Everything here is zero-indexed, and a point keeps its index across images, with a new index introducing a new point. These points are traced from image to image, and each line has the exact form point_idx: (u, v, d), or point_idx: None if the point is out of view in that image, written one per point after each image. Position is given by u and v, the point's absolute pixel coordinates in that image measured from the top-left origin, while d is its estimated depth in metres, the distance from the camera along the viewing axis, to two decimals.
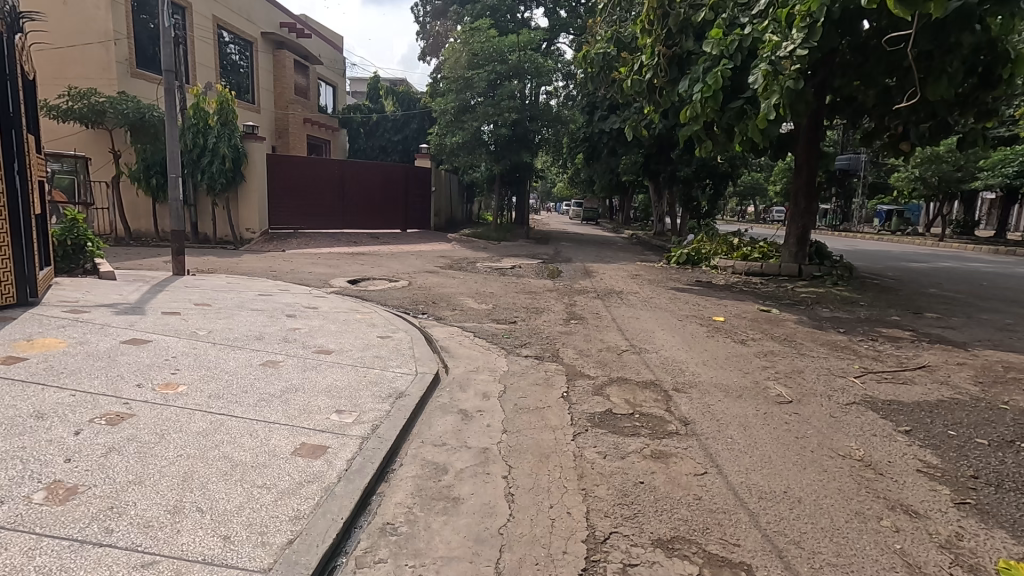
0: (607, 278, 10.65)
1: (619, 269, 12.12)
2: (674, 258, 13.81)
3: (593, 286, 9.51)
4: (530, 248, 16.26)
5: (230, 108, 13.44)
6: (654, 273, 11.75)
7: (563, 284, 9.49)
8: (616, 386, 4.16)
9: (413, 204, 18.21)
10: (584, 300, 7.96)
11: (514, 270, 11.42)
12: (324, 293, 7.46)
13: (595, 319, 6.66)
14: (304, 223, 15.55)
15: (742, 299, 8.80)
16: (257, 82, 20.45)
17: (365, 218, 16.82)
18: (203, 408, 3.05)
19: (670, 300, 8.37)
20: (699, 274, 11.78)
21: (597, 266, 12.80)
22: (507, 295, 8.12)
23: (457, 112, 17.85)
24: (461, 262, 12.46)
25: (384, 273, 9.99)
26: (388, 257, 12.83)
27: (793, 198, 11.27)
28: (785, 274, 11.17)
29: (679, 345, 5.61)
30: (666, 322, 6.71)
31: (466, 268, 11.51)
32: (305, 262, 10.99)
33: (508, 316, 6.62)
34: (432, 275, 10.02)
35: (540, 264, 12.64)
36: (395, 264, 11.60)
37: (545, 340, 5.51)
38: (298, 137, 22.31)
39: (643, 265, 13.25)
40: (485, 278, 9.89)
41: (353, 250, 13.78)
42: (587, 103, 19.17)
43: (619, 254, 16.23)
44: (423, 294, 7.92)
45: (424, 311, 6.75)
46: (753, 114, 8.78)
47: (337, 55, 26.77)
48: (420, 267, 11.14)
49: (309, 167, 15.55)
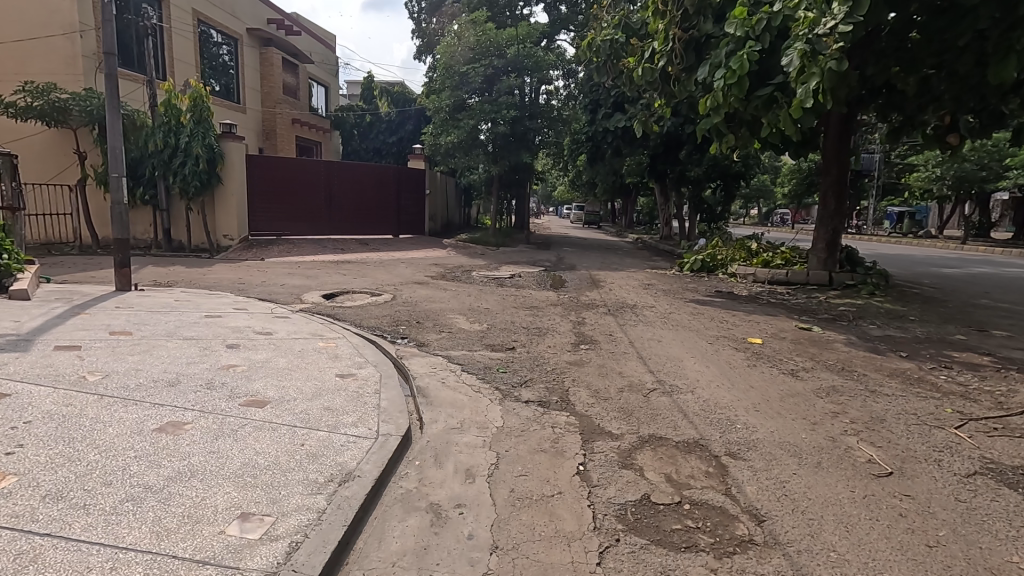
0: (617, 288, 9.57)
1: (629, 278, 11.02)
2: (687, 265, 12.69)
3: (602, 298, 8.42)
4: (531, 254, 15.20)
5: (204, 105, 12.35)
6: (668, 282, 10.67)
7: (569, 296, 8.42)
8: (648, 451, 3.07)
9: (406, 209, 17.07)
10: (594, 317, 6.88)
11: (512, 279, 10.34)
12: (291, 311, 6.39)
13: (609, 343, 5.57)
14: (287, 228, 14.48)
15: (774, 313, 7.71)
16: (242, 81, 19.43)
17: (354, 223, 15.70)
18: (18, 527, 1.94)
19: (692, 315, 7.28)
20: (718, 283, 10.68)
21: (604, 274, 11.70)
22: (504, 310, 7.03)
23: (452, 111, 16.79)
24: (455, 271, 11.39)
25: (366, 285, 8.92)
26: (376, 266, 11.76)
27: (821, 199, 10.17)
28: (814, 283, 10.07)
29: (717, 379, 4.49)
30: (694, 346, 5.61)
31: (460, 277, 10.44)
32: (282, 272, 9.94)
33: (504, 340, 5.53)
34: (421, 286, 8.95)
35: (541, 272, 11.55)
36: (382, 273, 10.53)
37: (550, 374, 4.42)
38: (287, 139, 21.31)
39: (654, 272, 12.15)
40: (479, 289, 8.81)
41: (339, 258, 12.71)
42: (590, 101, 18.12)
43: (626, 260, 15.14)
44: (406, 311, 6.84)
45: (405, 334, 5.66)
46: (785, 102, 7.69)
47: (329, 54, 25.78)
48: (409, 277, 10.09)
49: (293, 168, 14.47)
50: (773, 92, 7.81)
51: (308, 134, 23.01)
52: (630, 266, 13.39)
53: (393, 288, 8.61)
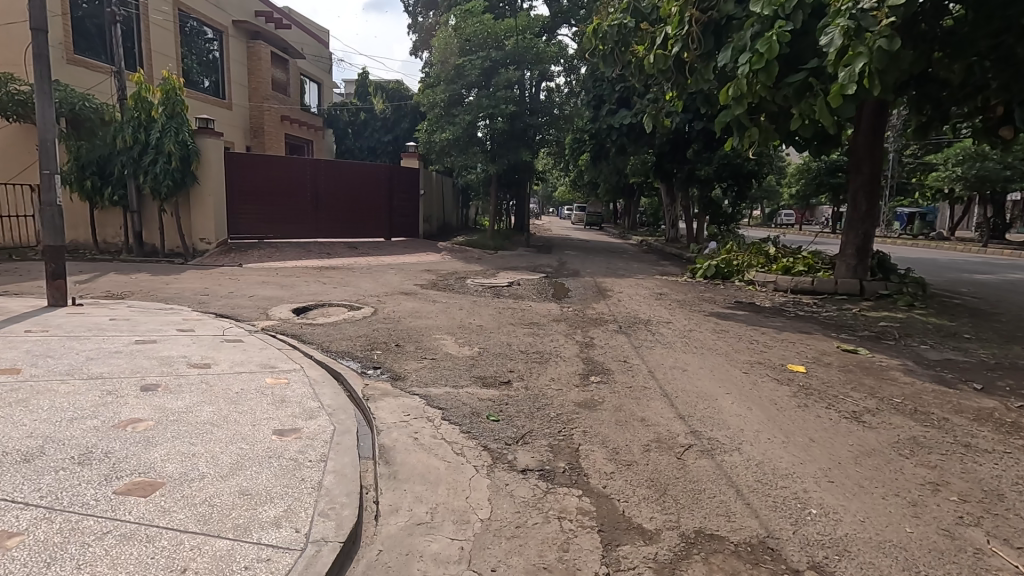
0: (626, 299, 8.66)
1: (638, 286, 10.10)
2: (700, 271, 11.74)
3: (611, 312, 7.48)
4: (531, 258, 14.28)
5: (177, 98, 11.42)
6: (681, 291, 9.74)
7: (574, 309, 7.49)
8: (699, 565, 2.13)
9: (400, 210, 16.11)
10: (603, 337, 5.94)
11: (510, 288, 9.43)
12: (249, 332, 5.43)
13: (625, 374, 4.61)
14: (270, 230, 13.53)
15: (808, 329, 6.77)
16: (228, 75, 18.54)
17: (343, 225, 14.76)
18: None
19: (715, 333, 6.33)
20: (736, 292, 9.75)
21: (611, 281, 10.77)
22: (500, 329, 6.10)
23: (447, 106, 15.86)
24: (448, 278, 10.48)
25: (347, 295, 7.99)
26: (362, 273, 10.84)
27: (851, 199, 9.21)
28: (843, 292, 9.14)
29: (766, 429, 3.53)
30: (726, 377, 4.65)
31: (452, 286, 9.51)
32: (256, 281, 9.03)
33: (497, 370, 4.60)
34: (407, 297, 8.02)
35: (542, 280, 10.62)
36: (366, 281, 9.60)
37: (554, 423, 3.48)
38: (277, 137, 20.45)
39: (665, 279, 11.21)
40: (472, 300, 7.89)
41: (324, 264, 11.77)
42: (592, 96, 17.40)
43: (632, 265, 14.23)
44: (385, 330, 5.90)
45: (380, 362, 4.71)
46: (821, 89, 6.74)
47: (322, 50, 24.91)
48: (395, 285, 9.17)
49: (277, 166, 13.51)
50: (806, 78, 6.87)
51: (299, 133, 22.14)
52: (637, 272, 12.47)
53: (376, 300, 7.69)
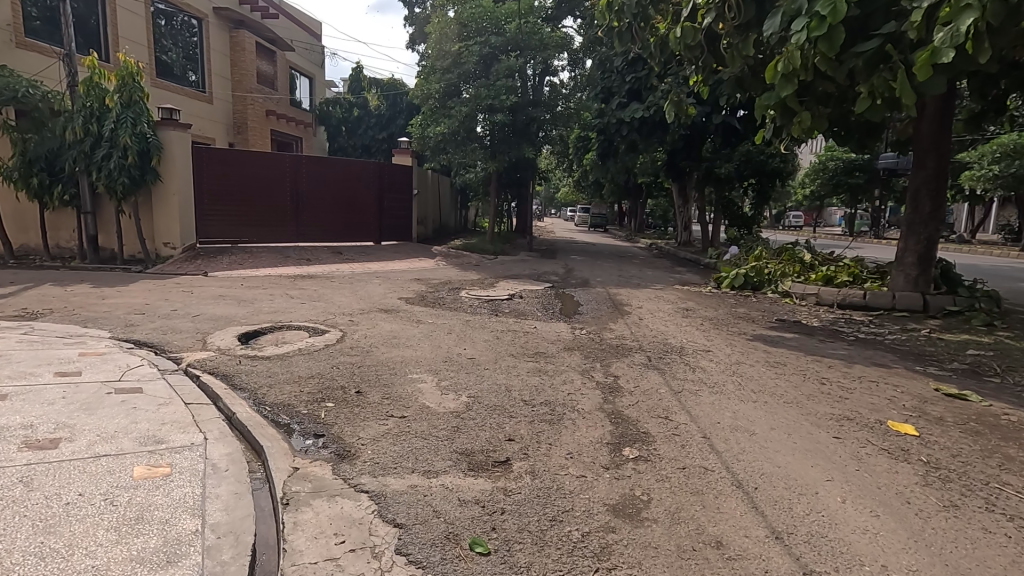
0: (648, 317, 7.30)
1: (658, 300, 8.75)
2: (726, 281, 10.35)
3: (632, 335, 6.14)
4: (535, 265, 12.96)
5: (135, 85, 10.11)
6: (709, 306, 8.38)
7: (587, 334, 6.13)
8: None
9: (392, 212, 14.76)
10: (630, 376, 4.58)
11: (510, 302, 8.11)
12: (161, 374, 4.06)
13: (673, 448, 3.23)
14: (245, 234, 12.20)
15: (883, 361, 5.41)
16: (209, 66, 17.24)
17: (329, 227, 13.41)
18: None
19: (772, 368, 4.96)
20: (774, 308, 8.39)
21: (625, 293, 9.44)
22: (497, 365, 4.73)
23: (443, 98, 14.56)
24: (439, 289, 9.15)
25: (313, 314, 6.65)
26: (342, 282, 9.51)
27: (911, 200, 7.86)
28: (902, 308, 7.79)
29: (925, 567, 2.18)
30: (815, 448, 3.28)
31: (442, 299, 8.17)
32: (212, 294, 7.70)
33: (491, 439, 3.23)
34: (386, 315, 6.66)
35: (547, 291, 9.29)
36: (342, 293, 8.27)
37: (578, 562, 2.13)
38: (262, 133, 19.13)
39: (687, 291, 9.86)
40: (464, 320, 6.54)
41: (301, 272, 10.44)
42: (601, 88, 16.61)
43: (646, 272, 12.90)
44: (347, 367, 4.54)
45: (326, 426, 3.35)
46: (901, 59, 5.38)
47: (313, 42, 23.63)
48: (375, 298, 7.84)
49: (253, 162, 12.18)
50: (879, 48, 5.52)
51: (287, 129, 20.82)
52: (653, 281, 11.13)
53: (349, 321, 6.35)
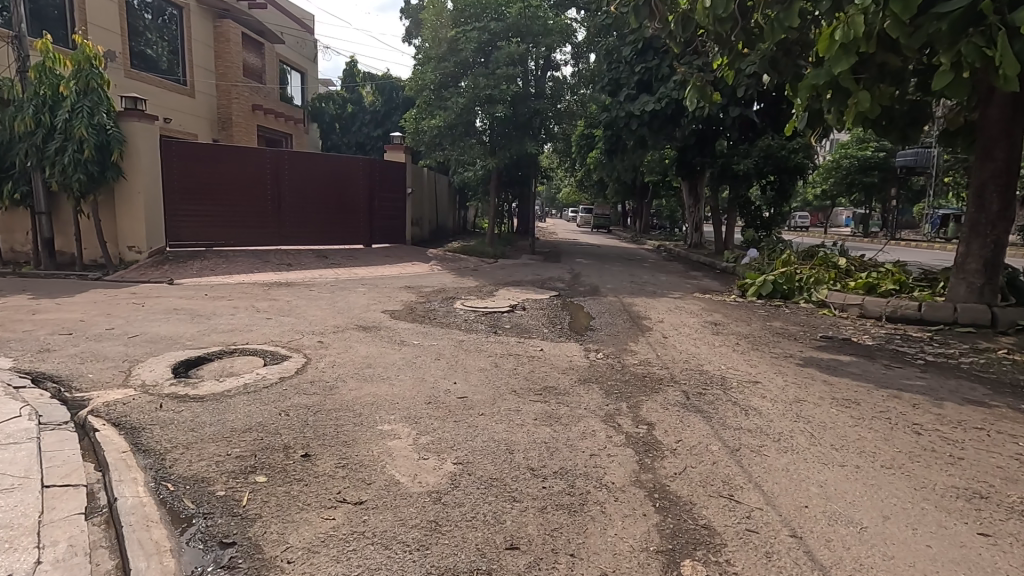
0: (673, 335, 6.23)
1: (678, 312, 7.70)
2: (752, 289, 9.27)
3: (659, 360, 5.08)
4: (538, 270, 11.89)
5: (93, 70, 9.08)
6: (739, 319, 7.31)
7: (604, 359, 5.07)
8: None
9: (383, 213, 13.69)
10: (667, 426, 3.52)
11: (511, 315, 7.06)
12: (38, 432, 3.06)
13: (754, 562, 2.17)
14: (221, 237, 11.13)
15: (976, 396, 4.35)
16: (190, 58, 16.21)
17: (314, 229, 12.35)
18: None
19: (845, 410, 3.90)
20: (813, 322, 7.33)
21: (641, 303, 8.38)
22: (495, 410, 3.67)
23: (438, 89, 13.52)
24: (431, 299, 8.10)
25: (277, 333, 5.59)
26: (322, 291, 8.46)
27: (975, 197, 6.78)
28: (966, 323, 6.73)
29: None
30: (965, 559, 2.22)
31: (433, 312, 7.12)
32: (166, 307, 6.65)
33: (484, 549, 2.18)
34: (364, 335, 5.59)
35: (552, 301, 8.24)
36: (317, 304, 7.20)
37: None
38: (248, 129, 18.08)
39: (710, 300, 8.80)
40: (457, 341, 5.48)
41: (279, 279, 9.39)
42: (609, 79, 15.60)
43: (659, 277, 11.85)
44: (298, 414, 3.47)
45: (243, 524, 2.29)
46: (999, 18, 4.34)
47: (304, 35, 22.59)
48: (355, 312, 6.78)
49: (229, 159, 11.11)
50: (971, 6, 4.46)
51: (276, 125, 19.75)
52: (669, 288, 10.08)
53: (319, 342, 5.29)
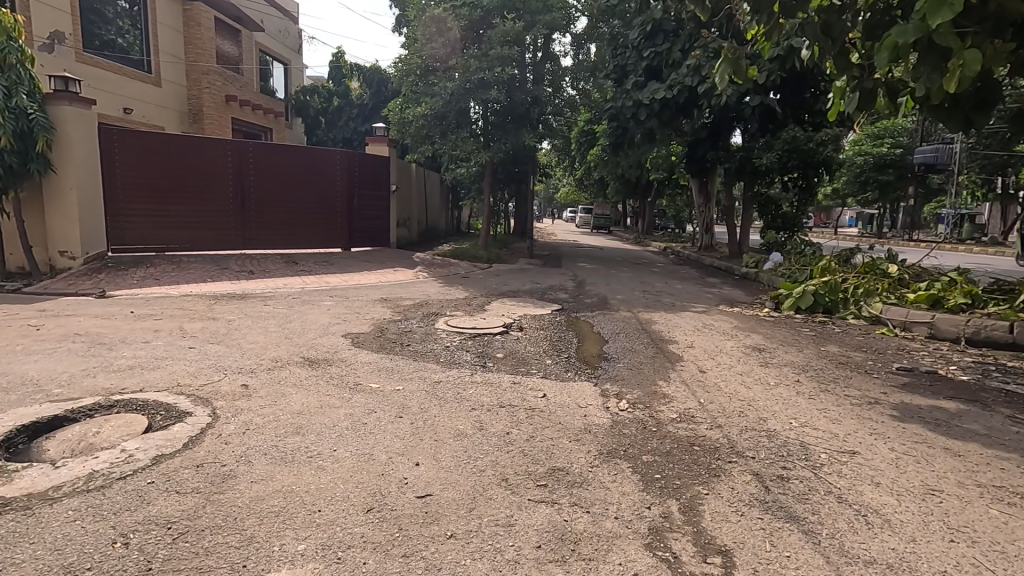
0: (712, 369, 4.85)
1: (707, 333, 6.34)
2: (788, 301, 7.89)
3: (702, 414, 3.71)
4: (537, 277, 10.55)
5: (12, 45, 7.55)
6: (785, 343, 5.95)
7: (631, 414, 3.68)
8: None
9: (366, 213, 12.23)
10: (755, 561, 2.14)
11: (503, 340, 5.69)
12: None
13: None
14: (175, 239, 9.75)
15: None
16: (155, 42, 14.77)
17: (284, 231, 10.93)
18: None
19: (1012, 513, 2.55)
20: (876, 345, 5.98)
21: (660, 320, 7.02)
22: (473, 527, 2.29)
23: (425, 75, 12.16)
24: (408, 317, 6.71)
25: (190, 371, 4.18)
26: (279, 305, 7.06)
27: None
28: None
29: None
30: None
31: (408, 335, 5.73)
32: (66, 331, 5.22)
33: None
34: (307, 375, 4.19)
35: (554, 319, 6.87)
36: (264, 325, 5.79)
37: None
38: (220, 122, 16.64)
39: (740, 316, 7.44)
40: (431, 383, 4.09)
41: (234, 290, 8.00)
42: (613, 67, 14.31)
43: (674, 285, 10.48)
44: (140, 549, 2.08)
45: None
46: None
47: (286, 24, 21.22)
48: (308, 336, 5.38)
49: (185, 151, 9.71)
50: None
51: (254, 118, 18.32)
52: (688, 300, 8.71)
53: (243, 387, 3.89)
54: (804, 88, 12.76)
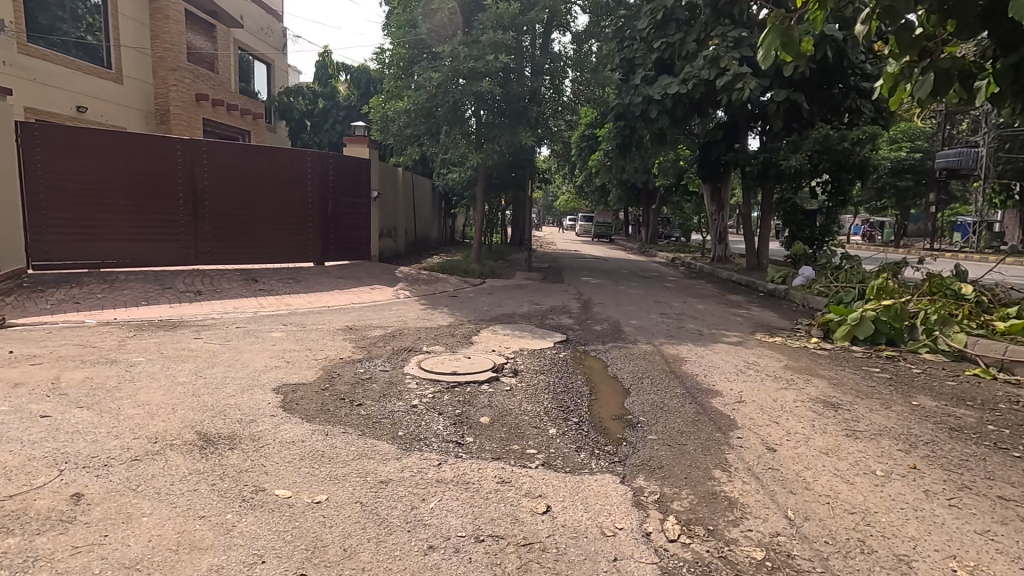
0: (786, 445, 3.42)
1: (755, 378, 4.90)
2: (842, 329, 6.47)
3: (808, 554, 2.28)
4: (535, 296, 9.12)
5: None
6: (862, 394, 4.53)
7: (692, 556, 2.24)
8: None
9: (344, 222, 10.75)
10: None
11: (489, 394, 4.25)
12: None
13: None
14: (114, 253, 8.36)
15: None
16: (115, 35, 13.43)
17: (246, 242, 9.50)
18: None
19: None
20: (983, 396, 4.55)
21: (690, 358, 5.58)
22: None
23: (410, 67, 10.79)
24: (373, 356, 5.27)
25: (5, 467, 2.72)
26: (213, 339, 5.61)
27: None
28: None
29: None
30: None
31: (365, 387, 4.30)
32: None
33: None
34: (186, 472, 2.74)
35: (557, 358, 5.44)
36: (175, 374, 4.34)
37: None
38: (191, 123, 15.27)
39: (788, 351, 6.00)
40: (374, 490, 2.65)
41: (166, 317, 6.55)
42: (619, 61, 13.00)
43: (694, 305, 9.06)
44: None
45: None
46: None
47: (270, 21, 19.97)
48: (223, 393, 3.93)
49: (125, 150, 8.35)
50: None
51: (230, 119, 16.96)
52: (717, 326, 7.27)
53: (68, 503, 2.44)
54: (832, 83, 11.58)
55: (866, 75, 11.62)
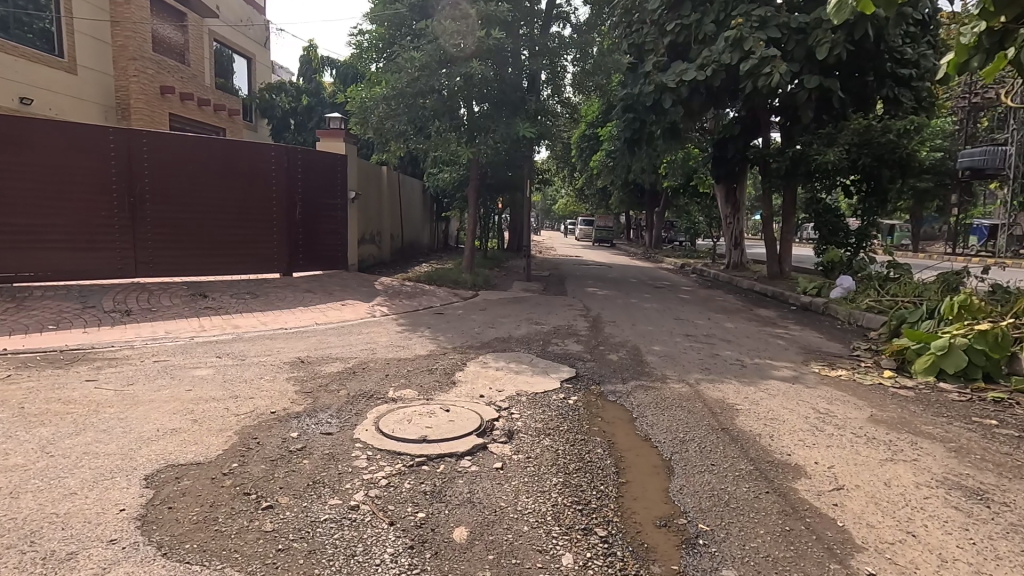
0: None
1: (839, 441, 3.53)
2: (922, 360, 5.13)
3: None
4: (535, 313, 7.75)
5: None
6: (1007, 470, 3.15)
7: None
8: None
9: (315, 226, 9.38)
10: None
11: (469, 484, 2.88)
12: None
13: None
14: (33, 264, 7.00)
15: None
16: (66, 20, 12.07)
17: (197, 249, 8.14)
18: None
19: None
20: None
21: (740, 406, 4.21)
22: None
23: (392, 50, 9.52)
24: (316, 409, 3.89)
25: None
26: (109, 383, 4.22)
27: None
28: None
29: None
30: None
31: (287, 471, 2.92)
32: None
33: None
34: None
35: (565, 408, 4.08)
36: (7, 452, 2.94)
37: None
38: (154, 118, 13.92)
39: (862, 392, 4.64)
40: None
41: (68, 348, 5.16)
42: (627, 46, 11.70)
43: (722, 323, 7.69)
44: None
45: None
46: None
47: (249, 12, 18.57)
48: (57, 493, 2.55)
49: (45, 142, 6.99)
50: None
51: (202, 116, 15.61)
52: (759, 354, 5.89)
53: None
54: (867, 69, 10.30)
55: (902, 61, 10.37)
